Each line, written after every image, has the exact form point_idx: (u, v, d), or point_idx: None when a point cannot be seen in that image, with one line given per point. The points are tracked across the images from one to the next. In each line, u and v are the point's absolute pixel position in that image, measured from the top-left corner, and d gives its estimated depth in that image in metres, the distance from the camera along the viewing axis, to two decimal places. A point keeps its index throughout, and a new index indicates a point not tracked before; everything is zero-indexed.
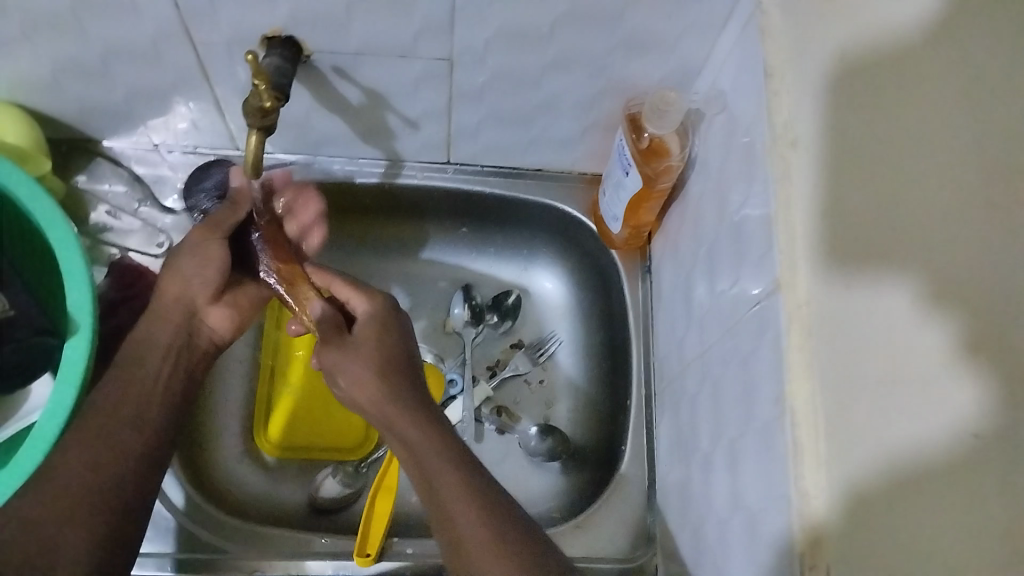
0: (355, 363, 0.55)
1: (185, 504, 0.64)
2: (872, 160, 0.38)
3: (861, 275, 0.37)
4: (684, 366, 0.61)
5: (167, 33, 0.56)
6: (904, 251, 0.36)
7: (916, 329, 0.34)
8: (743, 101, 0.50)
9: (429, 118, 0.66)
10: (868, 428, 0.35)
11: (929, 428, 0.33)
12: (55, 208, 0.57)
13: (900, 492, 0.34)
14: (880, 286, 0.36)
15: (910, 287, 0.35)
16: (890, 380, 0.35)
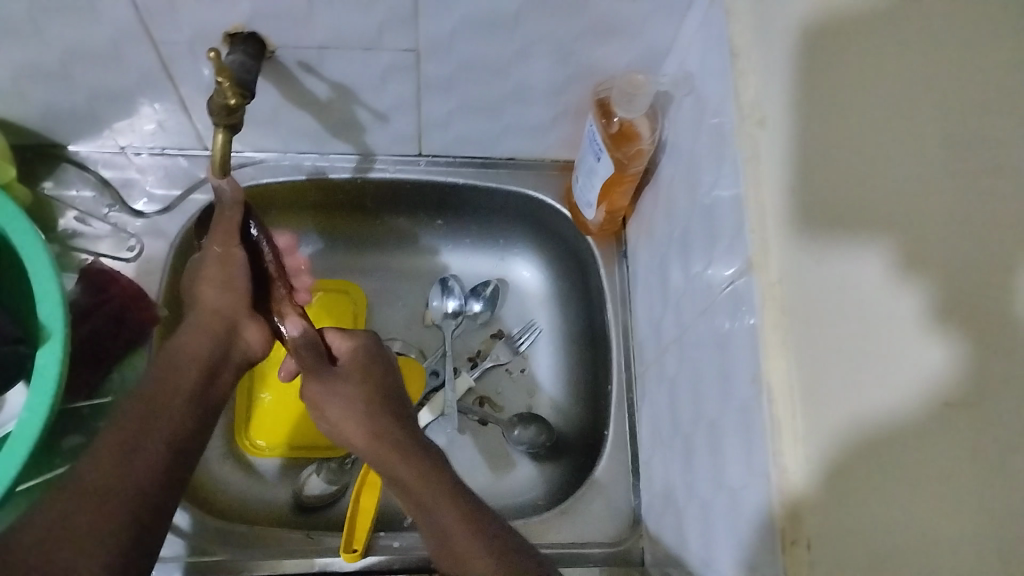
0: (343, 399, 0.59)
1: (191, 527, 0.62)
2: (838, 130, 0.38)
3: (833, 246, 0.37)
4: (663, 349, 0.61)
5: (127, 33, 0.55)
6: (870, 218, 0.36)
7: (890, 296, 0.34)
8: (711, 82, 0.50)
9: (399, 111, 0.65)
10: (844, 397, 0.35)
11: (904, 393, 0.33)
12: (19, 213, 0.57)
13: (876, 458, 0.34)
14: (852, 255, 0.36)
15: (881, 254, 0.35)
16: (864, 346, 0.35)
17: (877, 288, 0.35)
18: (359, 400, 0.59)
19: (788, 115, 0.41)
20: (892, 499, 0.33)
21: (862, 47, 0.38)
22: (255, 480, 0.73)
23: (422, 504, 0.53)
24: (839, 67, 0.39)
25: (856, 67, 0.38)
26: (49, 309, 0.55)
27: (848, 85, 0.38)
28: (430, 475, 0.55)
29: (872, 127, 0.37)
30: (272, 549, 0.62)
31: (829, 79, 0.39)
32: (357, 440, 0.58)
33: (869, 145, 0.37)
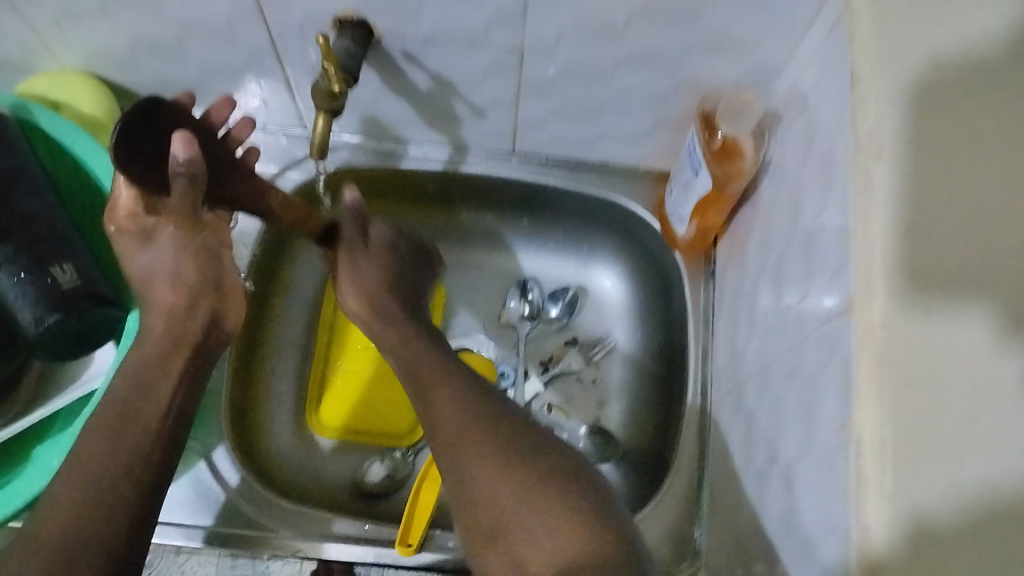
0: (364, 283, 0.59)
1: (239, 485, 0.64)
2: (948, 178, 0.37)
3: (932, 298, 0.35)
4: (743, 377, 0.59)
5: (241, 11, 0.56)
6: (980, 279, 0.34)
7: (996, 362, 0.33)
8: (826, 107, 0.47)
9: (497, 108, 0.65)
10: (932, 459, 0.34)
11: (1004, 464, 0.32)
12: (115, 169, 0.58)
13: (967, 525, 0.32)
14: (954, 311, 0.35)
15: (987, 319, 0.34)
16: (958, 409, 0.34)
17: (982, 352, 0.33)
18: (378, 283, 0.59)
19: (909, 152, 0.39)
20: (968, 568, 0.32)
21: (985, 112, 0.36)
22: (318, 460, 0.74)
23: (450, 453, 0.48)
24: (956, 122, 0.37)
25: (980, 130, 0.36)
26: None
27: (962, 142, 0.37)
28: (466, 403, 0.50)
29: (985, 195, 0.35)
30: (316, 533, 0.63)
31: (949, 132, 0.37)
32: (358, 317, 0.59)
33: (979, 211, 0.36)
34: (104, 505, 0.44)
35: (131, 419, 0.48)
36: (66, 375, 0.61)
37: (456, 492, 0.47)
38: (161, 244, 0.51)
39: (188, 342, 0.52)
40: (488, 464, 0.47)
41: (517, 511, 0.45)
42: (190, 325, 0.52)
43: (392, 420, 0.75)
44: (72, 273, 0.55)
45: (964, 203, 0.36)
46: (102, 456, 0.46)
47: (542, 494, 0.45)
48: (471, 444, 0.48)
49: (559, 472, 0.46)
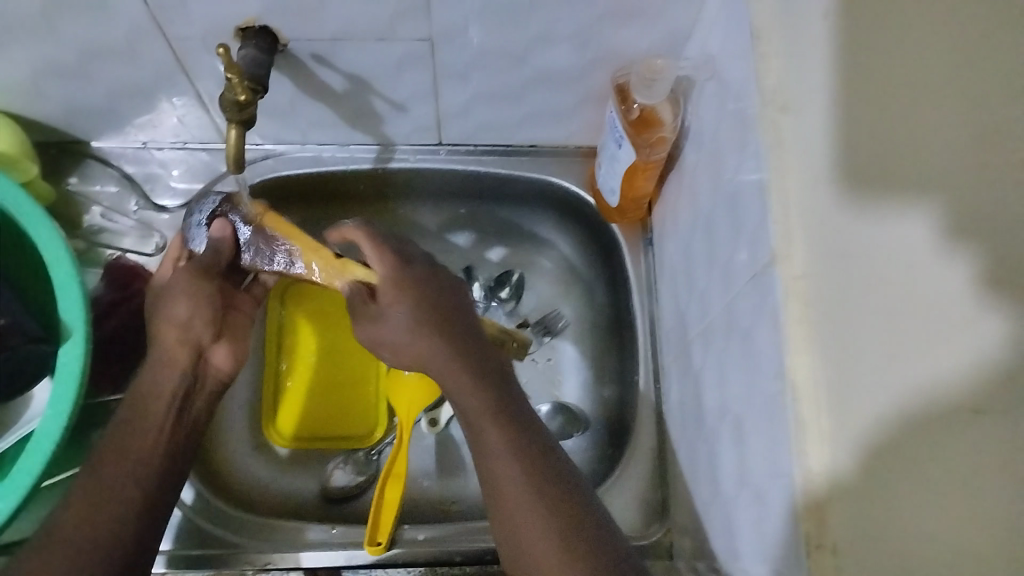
0: (401, 332, 0.54)
1: (196, 501, 0.64)
2: (885, 93, 0.35)
3: (864, 223, 0.35)
4: (688, 341, 0.60)
5: (141, 29, 0.55)
6: (910, 191, 0.33)
7: (939, 272, 0.31)
8: (733, 66, 0.48)
9: (416, 101, 0.64)
10: (866, 387, 0.33)
11: (933, 378, 0.31)
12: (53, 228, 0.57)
13: (905, 448, 0.32)
14: (889, 230, 0.34)
15: (928, 222, 0.32)
16: (893, 333, 0.33)
17: (924, 252, 0.32)
18: (405, 315, 0.54)
19: (815, 105, 0.39)
20: (911, 495, 0.32)
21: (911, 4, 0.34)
22: (280, 473, 0.73)
23: (489, 475, 0.50)
24: (880, 53, 0.36)
25: (915, 25, 0.34)
26: (71, 307, 0.55)
27: (890, 66, 0.35)
28: (511, 443, 0.50)
29: (917, 96, 0.34)
30: (290, 545, 0.63)
31: (871, 71, 0.36)
32: (403, 354, 0.54)
33: (904, 112, 0.34)
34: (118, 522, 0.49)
35: (123, 451, 0.51)
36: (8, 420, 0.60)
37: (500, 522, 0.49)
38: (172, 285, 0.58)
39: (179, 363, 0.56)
40: (507, 451, 0.49)
41: (511, 472, 0.49)
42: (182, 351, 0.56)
43: (349, 426, 0.75)
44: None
45: (891, 128, 0.35)
46: (97, 486, 0.49)
47: (544, 493, 0.48)
48: (491, 424, 0.51)
49: (541, 447, 0.50)
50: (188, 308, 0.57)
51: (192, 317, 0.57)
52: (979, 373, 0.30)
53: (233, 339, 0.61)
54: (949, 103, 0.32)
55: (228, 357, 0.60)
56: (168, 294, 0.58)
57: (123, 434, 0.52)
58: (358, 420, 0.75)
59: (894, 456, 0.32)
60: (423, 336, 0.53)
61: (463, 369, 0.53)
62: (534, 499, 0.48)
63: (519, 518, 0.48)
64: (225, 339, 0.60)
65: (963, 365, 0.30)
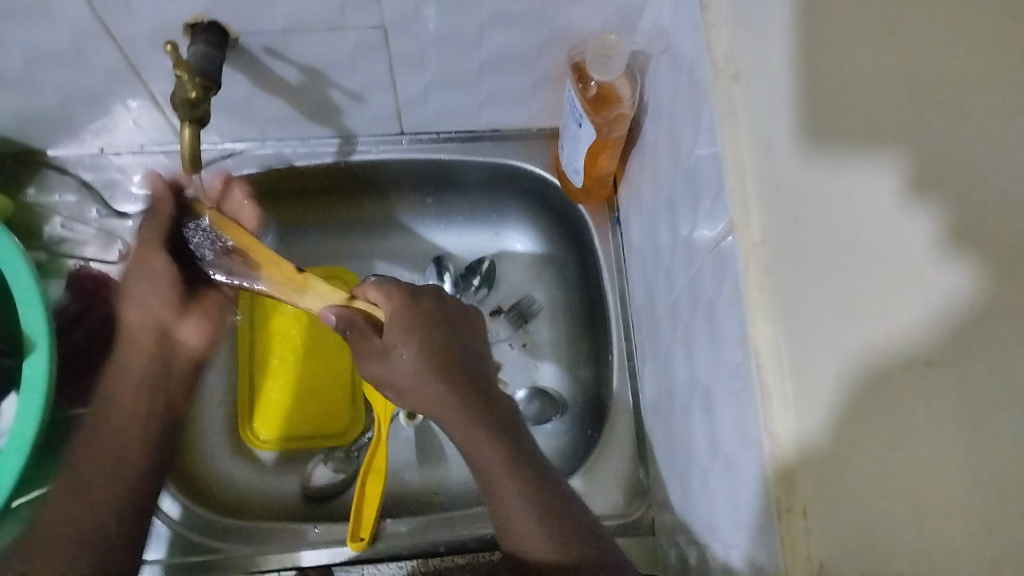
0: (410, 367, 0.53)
1: (184, 516, 0.63)
2: (831, 62, 0.36)
3: (818, 184, 0.35)
4: (658, 316, 0.60)
5: (86, 31, 0.54)
6: (874, 143, 0.33)
7: (899, 226, 0.32)
8: (684, 38, 0.48)
9: (375, 90, 0.64)
10: (829, 350, 0.33)
11: (896, 334, 0.31)
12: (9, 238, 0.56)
13: (870, 404, 0.32)
14: (849, 190, 0.34)
15: (890, 175, 0.33)
16: (850, 295, 0.33)
17: (885, 210, 0.32)
18: (413, 350, 0.53)
19: (769, 71, 0.39)
20: (890, 456, 0.31)
21: None
22: (262, 475, 0.72)
23: (477, 468, 0.52)
24: (841, 15, 0.36)
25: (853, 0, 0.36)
26: (33, 318, 0.54)
27: (834, 35, 0.36)
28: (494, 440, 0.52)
29: (857, 65, 0.35)
30: (278, 546, 0.62)
31: (835, 29, 0.36)
32: (407, 392, 0.53)
33: (849, 76, 0.35)
34: (100, 514, 0.52)
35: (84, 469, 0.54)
36: None
37: (492, 507, 0.51)
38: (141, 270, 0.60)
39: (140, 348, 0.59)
40: (491, 449, 0.51)
41: (498, 464, 0.51)
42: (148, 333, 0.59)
43: (328, 421, 0.75)
44: None
45: (858, 85, 0.35)
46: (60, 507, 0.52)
47: (524, 479, 0.51)
48: (500, 469, 0.51)
49: (521, 443, 0.53)
50: (151, 290, 0.58)
51: (159, 298, 0.59)
52: (947, 325, 0.30)
53: (216, 317, 0.63)
54: (900, 71, 0.34)
55: (198, 332, 0.61)
56: (133, 275, 0.59)
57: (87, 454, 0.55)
58: (336, 415, 0.75)
59: (858, 416, 0.32)
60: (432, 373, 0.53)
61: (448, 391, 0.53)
62: (520, 485, 0.50)
63: (506, 504, 0.50)
64: (195, 316, 0.61)
65: (919, 315, 0.31)
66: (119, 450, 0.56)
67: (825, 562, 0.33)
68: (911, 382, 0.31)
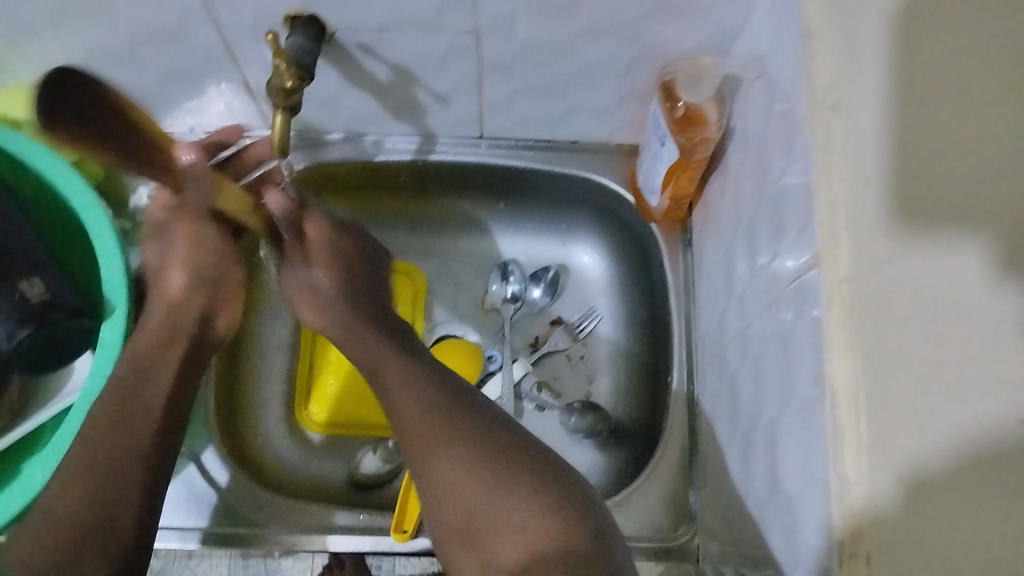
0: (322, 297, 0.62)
1: (230, 484, 0.64)
2: (937, 113, 0.37)
3: (923, 238, 0.36)
4: (725, 343, 0.59)
5: (192, 15, 0.56)
6: (961, 223, 0.35)
7: (984, 299, 0.34)
8: (783, 65, 0.47)
9: (460, 93, 0.64)
10: (914, 408, 0.34)
11: (986, 402, 0.33)
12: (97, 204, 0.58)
13: (965, 475, 0.33)
14: (947, 252, 0.35)
15: (978, 258, 0.35)
16: (935, 359, 0.34)
17: (972, 286, 0.35)
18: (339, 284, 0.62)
19: (868, 105, 0.38)
20: (964, 521, 0.32)
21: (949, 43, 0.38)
22: (313, 456, 0.74)
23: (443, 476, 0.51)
24: (932, 100, 0.38)
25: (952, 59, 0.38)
26: (114, 283, 0.56)
27: (938, 91, 0.38)
28: (461, 446, 0.52)
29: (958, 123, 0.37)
30: (315, 525, 0.63)
31: (925, 111, 0.37)
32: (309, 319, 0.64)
33: (949, 133, 0.37)
34: (114, 502, 0.48)
35: (111, 439, 0.50)
36: (48, 392, 0.62)
37: (450, 509, 0.51)
38: (172, 235, 0.56)
39: (183, 329, 0.57)
40: (456, 455, 0.51)
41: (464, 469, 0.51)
42: (186, 314, 0.57)
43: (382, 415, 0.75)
44: (41, 287, 0.55)
45: (948, 168, 0.36)
46: (88, 466, 0.49)
47: (490, 478, 0.50)
48: (460, 470, 0.51)
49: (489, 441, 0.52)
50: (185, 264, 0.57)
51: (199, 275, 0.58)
52: None
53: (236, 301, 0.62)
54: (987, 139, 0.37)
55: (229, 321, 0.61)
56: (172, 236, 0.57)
57: (116, 423, 0.51)
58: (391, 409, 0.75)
59: (955, 485, 0.33)
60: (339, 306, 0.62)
61: (427, 400, 0.54)
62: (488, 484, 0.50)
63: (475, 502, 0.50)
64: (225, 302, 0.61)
65: (1011, 396, 0.33)
66: (132, 431, 0.51)
67: None
68: (995, 455, 0.33)
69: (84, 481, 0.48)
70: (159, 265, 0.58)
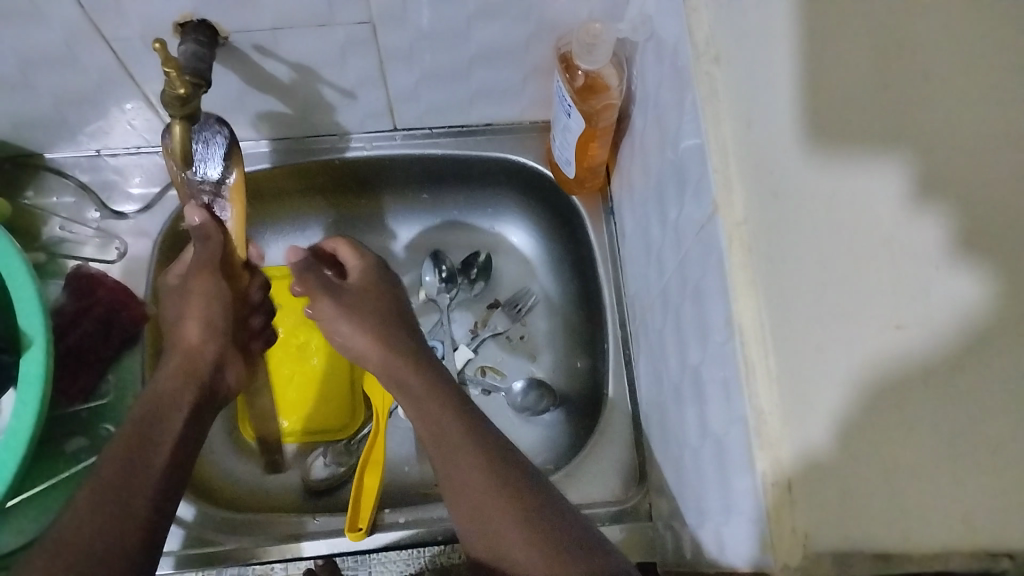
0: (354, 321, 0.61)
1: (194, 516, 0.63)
2: (844, 41, 0.35)
3: (836, 168, 0.34)
4: (652, 302, 0.60)
5: (78, 33, 0.54)
6: (877, 136, 0.34)
7: (908, 225, 0.32)
8: (669, 25, 0.48)
9: (365, 86, 0.64)
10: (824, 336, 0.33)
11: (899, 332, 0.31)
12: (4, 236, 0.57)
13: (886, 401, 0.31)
14: (865, 173, 0.33)
15: (898, 181, 0.33)
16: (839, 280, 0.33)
17: (892, 211, 0.33)
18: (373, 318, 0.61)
19: (746, 52, 0.39)
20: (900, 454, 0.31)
21: None
22: (263, 467, 0.73)
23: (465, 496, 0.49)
24: (843, 21, 0.36)
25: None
26: (30, 316, 0.55)
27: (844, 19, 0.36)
28: (491, 472, 0.50)
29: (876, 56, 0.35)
30: (282, 537, 0.63)
31: (833, 33, 0.36)
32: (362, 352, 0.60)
33: (856, 64, 0.35)
34: (126, 532, 0.45)
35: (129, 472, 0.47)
36: None
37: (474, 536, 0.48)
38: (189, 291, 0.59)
39: (196, 377, 0.56)
40: (487, 479, 0.49)
41: (491, 495, 0.49)
42: (201, 361, 0.57)
43: (331, 414, 0.75)
44: None
45: (858, 88, 0.35)
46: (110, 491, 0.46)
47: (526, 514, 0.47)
48: (491, 497, 0.49)
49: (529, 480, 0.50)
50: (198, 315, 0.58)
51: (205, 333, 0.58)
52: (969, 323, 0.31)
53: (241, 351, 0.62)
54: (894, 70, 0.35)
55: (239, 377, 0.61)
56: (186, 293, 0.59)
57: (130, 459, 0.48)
58: (337, 409, 0.75)
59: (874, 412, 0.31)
60: (382, 328, 0.61)
61: (457, 430, 0.53)
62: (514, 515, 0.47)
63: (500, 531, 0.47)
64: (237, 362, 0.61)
65: (925, 311, 0.31)
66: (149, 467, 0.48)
67: (814, 533, 0.32)
68: (920, 378, 0.31)
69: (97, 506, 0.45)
70: (176, 319, 0.59)
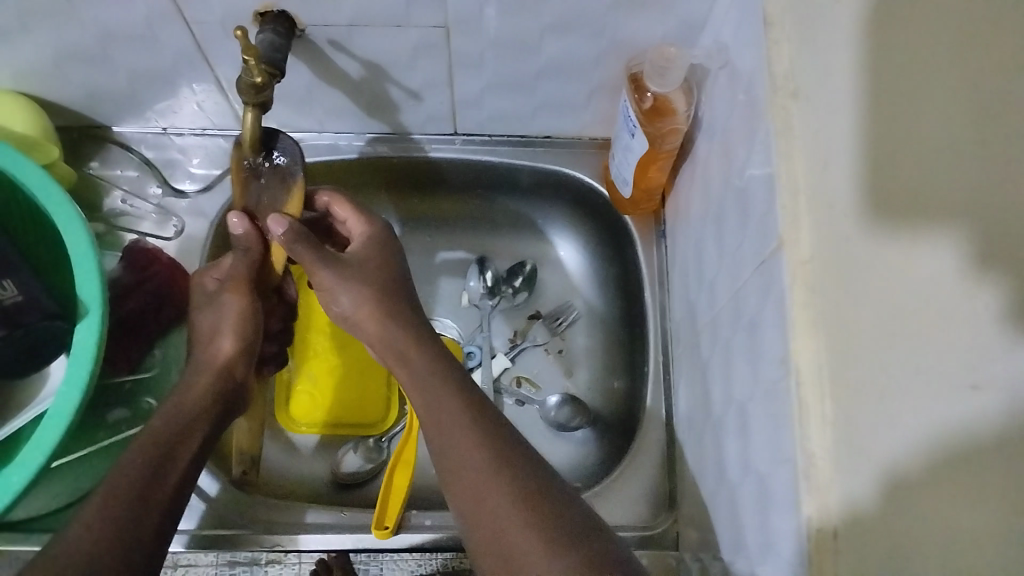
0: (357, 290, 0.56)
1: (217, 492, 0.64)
2: (904, 87, 0.34)
3: (901, 227, 0.33)
4: (698, 330, 0.59)
5: (161, 13, 0.56)
6: (941, 201, 0.31)
7: (967, 286, 0.30)
8: (745, 55, 0.48)
9: (432, 88, 0.65)
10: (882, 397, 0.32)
11: (952, 400, 0.30)
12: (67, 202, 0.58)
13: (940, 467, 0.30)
14: (924, 239, 0.32)
15: (959, 239, 0.31)
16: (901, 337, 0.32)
17: (953, 274, 0.31)
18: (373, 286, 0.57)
19: (824, 90, 0.39)
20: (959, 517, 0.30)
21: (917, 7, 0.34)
22: (295, 455, 0.74)
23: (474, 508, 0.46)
24: (909, 84, 0.34)
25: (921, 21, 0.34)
26: (87, 285, 0.56)
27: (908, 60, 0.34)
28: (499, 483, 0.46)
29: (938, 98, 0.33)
30: (291, 526, 0.63)
31: (899, 76, 0.34)
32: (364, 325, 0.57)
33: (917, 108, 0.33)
34: (136, 541, 0.44)
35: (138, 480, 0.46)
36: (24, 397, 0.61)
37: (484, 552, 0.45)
38: (221, 304, 0.58)
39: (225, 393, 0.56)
40: (494, 491, 0.46)
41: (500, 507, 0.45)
42: (228, 380, 0.56)
43: (365, 408, 0.75)
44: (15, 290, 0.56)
45: (916, 142, 0.33)
46: (122, 499, 0.45)
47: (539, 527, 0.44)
48: (502, 511, 0.45)
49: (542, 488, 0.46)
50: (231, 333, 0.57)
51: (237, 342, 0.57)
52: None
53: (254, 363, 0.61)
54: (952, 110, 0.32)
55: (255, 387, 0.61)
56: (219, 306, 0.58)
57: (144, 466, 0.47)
58: (371, 403, 0.75)
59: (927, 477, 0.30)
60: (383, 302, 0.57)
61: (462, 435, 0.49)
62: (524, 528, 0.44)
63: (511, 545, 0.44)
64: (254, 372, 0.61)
65: (995, 371, 0.29)
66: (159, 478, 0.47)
67: None
68: (979, 445, 0.29)
69: (108, 512, 0.44)
70: (209, 331, 0.58)
